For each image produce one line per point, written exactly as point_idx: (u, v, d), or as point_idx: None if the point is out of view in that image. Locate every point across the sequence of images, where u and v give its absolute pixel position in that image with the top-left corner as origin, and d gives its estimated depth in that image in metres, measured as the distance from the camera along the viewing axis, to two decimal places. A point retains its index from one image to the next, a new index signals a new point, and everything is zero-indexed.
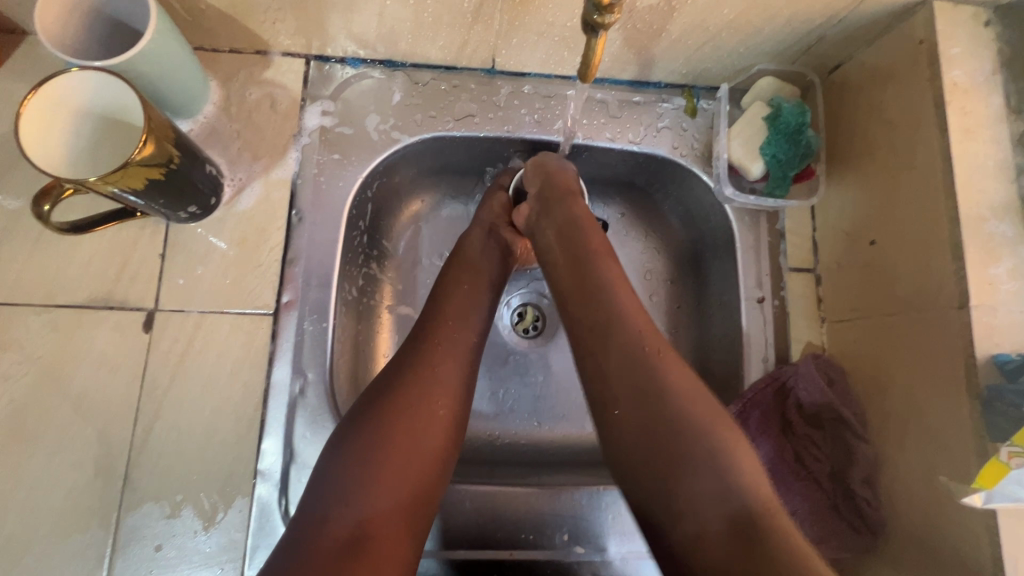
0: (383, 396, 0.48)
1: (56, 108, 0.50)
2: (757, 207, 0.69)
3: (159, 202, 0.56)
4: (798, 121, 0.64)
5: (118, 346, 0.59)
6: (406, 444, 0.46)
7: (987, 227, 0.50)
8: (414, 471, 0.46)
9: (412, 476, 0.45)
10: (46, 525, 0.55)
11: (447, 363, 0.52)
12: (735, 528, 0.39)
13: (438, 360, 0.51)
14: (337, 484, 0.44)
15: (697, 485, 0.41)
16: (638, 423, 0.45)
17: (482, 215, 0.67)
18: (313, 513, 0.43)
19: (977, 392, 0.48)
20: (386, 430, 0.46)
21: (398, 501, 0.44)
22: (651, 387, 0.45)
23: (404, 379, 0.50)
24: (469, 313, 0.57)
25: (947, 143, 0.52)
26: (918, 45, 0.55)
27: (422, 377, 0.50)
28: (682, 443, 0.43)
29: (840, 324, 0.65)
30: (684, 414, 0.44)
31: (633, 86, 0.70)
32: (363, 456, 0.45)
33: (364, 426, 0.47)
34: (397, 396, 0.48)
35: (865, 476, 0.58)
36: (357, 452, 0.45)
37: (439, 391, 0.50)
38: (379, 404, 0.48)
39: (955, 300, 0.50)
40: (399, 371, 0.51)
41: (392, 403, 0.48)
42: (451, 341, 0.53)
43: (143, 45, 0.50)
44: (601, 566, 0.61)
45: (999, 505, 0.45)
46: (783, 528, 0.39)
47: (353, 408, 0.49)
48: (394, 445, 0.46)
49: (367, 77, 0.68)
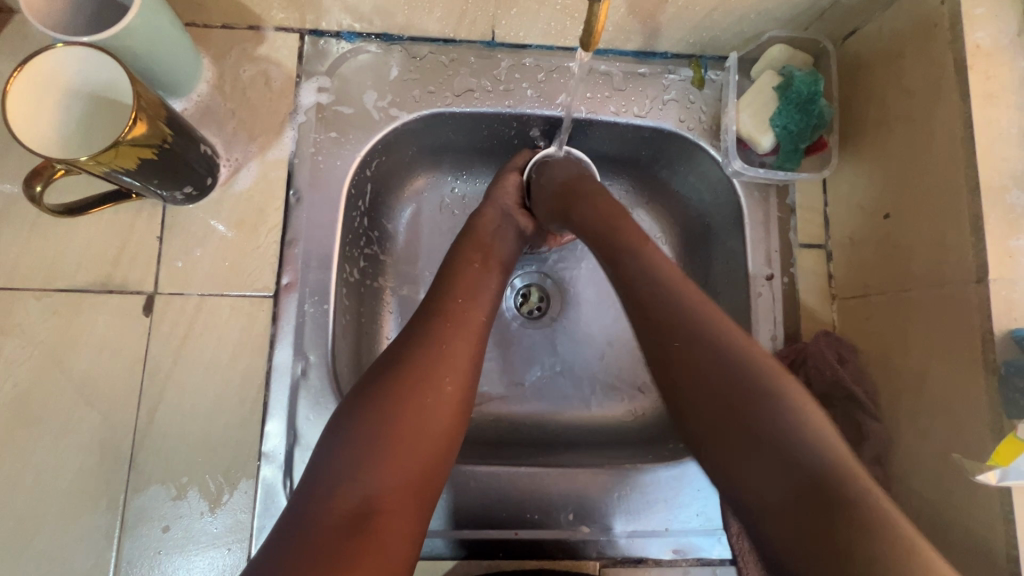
0: (387, 371, 0.48)
1: (45, 85, 0.49)
2: (767, 181, 0.67)
3: (154, 182, 0.55)
4: (810, 90, 0.61)
5: (118, 330, 0.58)
6: (413, 420, 0.45)
7: (1009, 197, 0.48)
8: (420, 449, 0.45)
9: (420, 452, 0.45)
10: (54, 507, 0.55)
11: (457, 337, 0.51)
12: (804, 495, 0.38)
13: (447, 335, 0.50)
14: (342, 458, 0.43)
15: (755, 455, 0.40)
16: (707, 398, 0.43)
17: (495, 194, 0.65)
18: (317, 489, 0.42)
19: (994, 368, 0.46)
20: (394, 406, 0.45)
21: (405, 477, 0.44)
22: (703, 353, 0.44)
23: (412, 354, 0.49)
24: (478, 292, 0.56)
25: (967, 109, 0.50)
26: (939, 6, 0.52)
27: (430, 353, 0.49)
28: (748, 412, 0.41)
29: (851, 302, 0.63)
30: (757, 377, 0.42)
31: (639, 57, 0.68)
32: (370, 431, 0.44)
33: (373, 402, 0.46)
34: (402, 373, 0.47)
35: (876, 453, 0.57)
36: (364, 427, 0.45)
37: (447, 368, 0.49)
38: (383, 380, 0.47)
39: (973, 274, 0.48)
40: (409, 346, 0.49)
41: (398, 378, 0.47)
42: (461, 317, 0.52)
43: (130, 20, 0.48)
44: (607, 545, 0.61)
45: (1015, 482, 0.43)
46: (862, 497, 0.36)
47: (359, 383, 0.49)
48: (401, 421, 0.45)
49: (363, 52, 0.66)
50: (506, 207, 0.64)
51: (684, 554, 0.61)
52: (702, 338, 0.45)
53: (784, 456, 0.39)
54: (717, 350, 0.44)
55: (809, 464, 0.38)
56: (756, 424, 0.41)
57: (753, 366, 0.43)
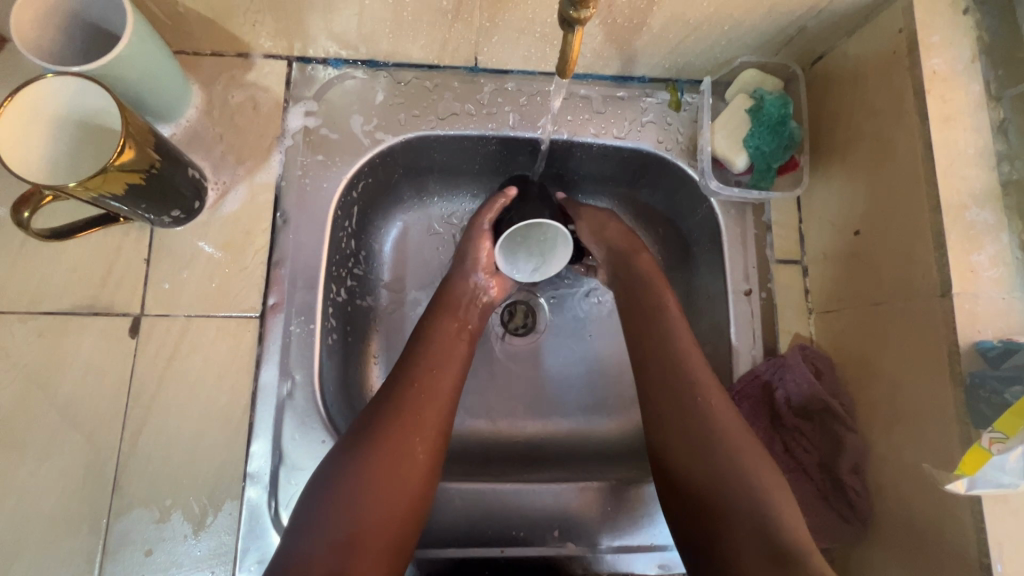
0: (363, 433, 0.50)
1: (35, 114, 0.50)
2: (743, 200, 0.69)
3: (142, 207, 0.56)
4: (780, 113, 0.64)
5: (104, 352, 0.59)
6: (388, 484, 0.48)
7: (969, 214, 0.50)
8: (392, 509, 0.48)
9: (390, 512, 0.47)
10: (35, 533, 0.55)
11: (433, 393, 0.53)
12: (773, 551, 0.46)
13: (421, 398, 0.52)
14: (322, 516, 0.46)
15: (742, 511, 0.49)
16: (692, 456, 0.52)
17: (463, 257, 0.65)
18: (296, 545, 0.45)
19: (960, 379, 0.48)
20: (371, 471, 0.48)
21: (378, 534, 0.46)
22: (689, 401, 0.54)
23: (387, 417, 0.51)
24: (450, 354, 0.57)
25: (927, 131, 0.52)
26: (897, 34, 0.55)
27: (405, 418, 0.51)
28: (728, 477, 0.50)
29: (827, 315, 0.65)
30: (727, 440, 0.52)
31: (617, 81, 0.70)
32: (347, 492, 0.47)
33: (349, 464, 0.48)
34: (377, 438, 0.49)
35: (853, 465, 0.58)
36: (343, 489, 0.47)
37: (419, 432, 0.51)
38: (361, 442, 0.49)
39: (938, 288, 0.50)
40: (388, 407, 0.51)
41: (374, 441, 0.49)
42: (433, 379, 0.54)
43: (119, 50, 0.50)
44: (593, 562, 0.61)
45: (984, 491, 0.45)
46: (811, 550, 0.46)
47: (341, 441, 0.51)
48: (374, 486, 0.47)
49: (349, 77, 0.67)
50: (475, 266, 0.65)
51: (669, 569, 0.61)
52: (695, 417, 0.53)
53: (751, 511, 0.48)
54: (703, 431, 0.53)
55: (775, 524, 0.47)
56: (731, 488, 0.50)
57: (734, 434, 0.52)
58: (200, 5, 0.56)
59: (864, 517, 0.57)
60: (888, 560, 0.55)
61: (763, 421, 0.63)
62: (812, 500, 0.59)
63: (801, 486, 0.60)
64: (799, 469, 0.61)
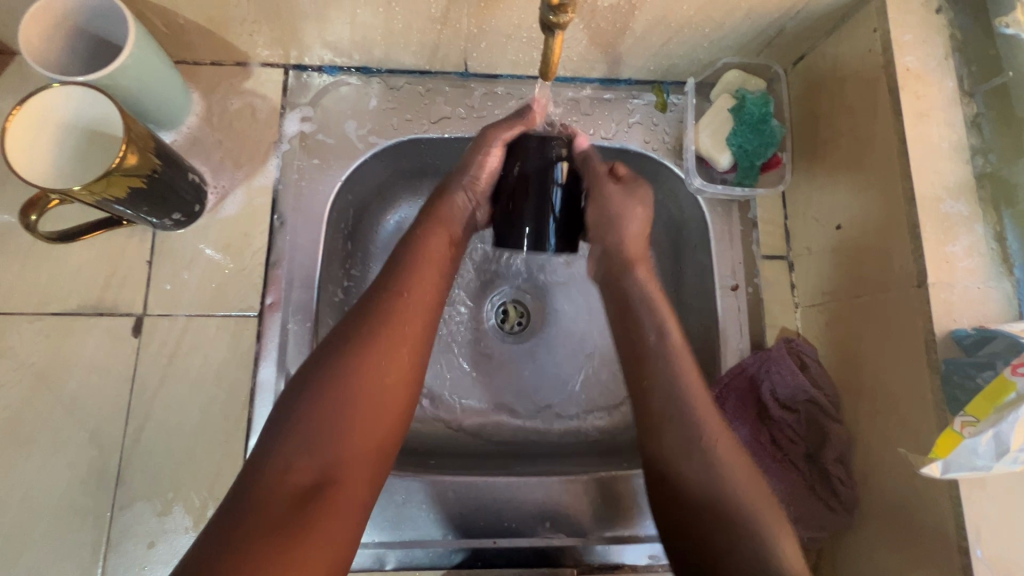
0: (346, 340, 0.48)
1: (44, 124, 0.53)
2: (728, 198, 0.70)
3: (144, 210, 0.58)
4: (761, 112, 0.65)
5: (108, 350, 0.61)
6: (371, 396, 0.46)
7: (944, 206, 0.52)
8: (376, 422, 0.46)
9: (377, 424, 0.46)
10: (42, 526, 0.57)
11: (414, 295, 0.51)
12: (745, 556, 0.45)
13: (405, 310, 0.50)
14: (293, 441, 0.43)
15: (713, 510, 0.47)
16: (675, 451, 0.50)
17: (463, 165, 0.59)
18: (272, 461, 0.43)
19: (936, 367, 0.49)
20: (351, 381, 0.46)
21: (363, 448, 0.45)
22: (670, 392, 0.52)
23: (370, 326, 0.48)
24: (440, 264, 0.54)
25: (901, 127, 0.54)
26: (872, 33, 0.57)
27: (388, 330, 0.48)
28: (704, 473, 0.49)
29: (812, 309, 0.66)
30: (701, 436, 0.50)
31: (604, 84, 0.72)
32: (327, 400, 0.45)
33: (330, 368, 0.46)
34: (361, 347, 0.47)
35: (839, 454, 0.59)
36: (320, 397, 0.45)
37: (404, 343, 0.49)
38: (346, 350, 0.47)
39: (914, 279, 0.51)
40: (361, 322, 0.48)
41: (359, 348, 0.47)
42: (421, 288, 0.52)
43: (121, 60, 0.52)
44: (584, 551, 0.62)
45: (957, 474, 0.45)
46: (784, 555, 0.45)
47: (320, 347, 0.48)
48: (358, 395, 0.46)
49: (344, 84, 0.70)
50: (470, 181, 0.58)
51: (660, 559, 0.63)
52: (676, 410, 0.51)
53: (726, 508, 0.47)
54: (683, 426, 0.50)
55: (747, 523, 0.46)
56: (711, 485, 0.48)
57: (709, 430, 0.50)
58: (198, 16, 0.58)
59: (850, 506, 0.58)
60: (874, 546, 0.56)
61: (751, 412, 0.64)
62: (800, 491, 0.60)
63: (788, 477, 0.61)
64: (786, 460, 0.61)
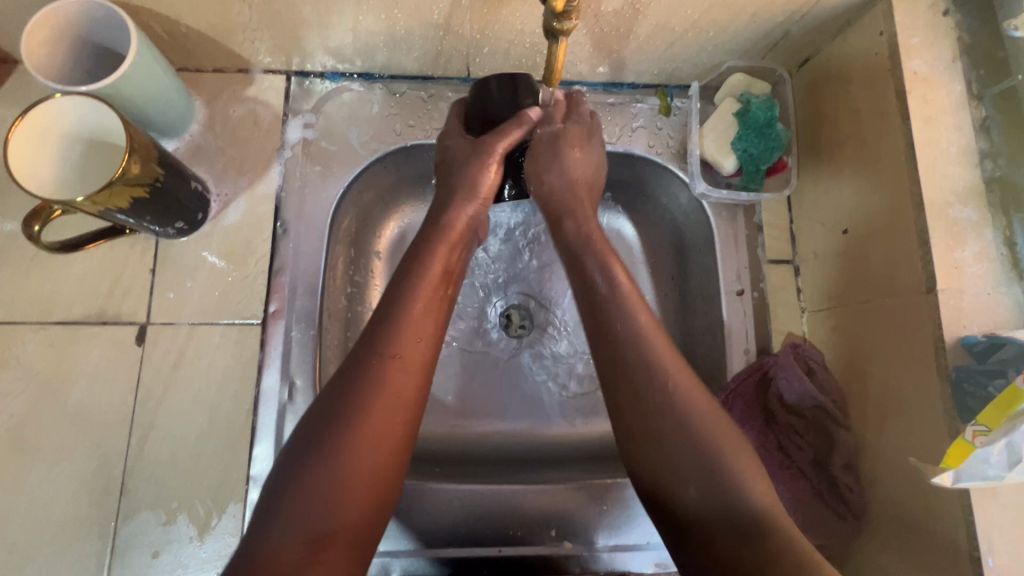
0: (337, 403, 0.45)
1: (47, 134, 0.53)
2: (733, 202, 0.70)
3: (147, 219, 0.58)
4: (767, 116, 0.65)
5: (112, 360, 0.61)
6: (362, 461, 0.44)
7: (953, 211, 0.51)
8: (367, 487, 0.44)
9: (370, 484, 0.44)
10: (46, 536, 0.57)
11: (406, 356, 0.48)
12: (742, 532, 0.43)
13: (400, 371, 0.47)
14: (286, 511, 0.41)
15: (701, 489, 0.45)
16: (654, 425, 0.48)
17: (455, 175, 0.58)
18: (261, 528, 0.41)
19: (946, 374, 0.49)
20: (342, 446, 0.43)
21: (355, 516, 0.43)
22: (641, 362, 0.49)
23: (361, 385, 0.46)
24: (434, 317, 0.52)
25: (909, 131, 0.53)
26: (878, 36, 0.56)
27: (382, 391, 0.46)
28: (684, 447, 0.46)
29: (818, 313, 0.65)
30: (682, 408, 0.47)
31: (607, 88, 0.72)
32: (319, 467, 0.42)
33: (321, 436, 0.44)
34: (351, 412, 0.45)
35: (847, 461, 0.58)
36: (313, 466, 0.42)
37: (398, 409, 0.46)
38: (335, 414, 0.45)
39: (923, 285, 0.51)
40: (353, 381, 0.46)
41: (348, 412, 0.45)
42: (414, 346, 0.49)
43: (124, 69, 0.52)
44: (590, 561, 0.62)
45: (968, 484, 0.45)
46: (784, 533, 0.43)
47: (309, 414, 0.46)
48: (351, 460, 0.43)
49: (346, 90, 0.69)
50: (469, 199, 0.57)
51: (666, 567, 0.62)
52: (650, 380, 0.49)
53: (712, 489, 0.45)
54: (659, 399, 0.48)
55: (739, 504, 0.44)
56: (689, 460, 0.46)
57: (689, 402, 0.48)
58: (200, 24, 0.58)
59: (859, 513, 0.57)
60: (883, 555, 0.55)
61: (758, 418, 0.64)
62: (807, 498, 0.59)
63: (795, 484, 0.60)
64: (794, 466, 0.61)
